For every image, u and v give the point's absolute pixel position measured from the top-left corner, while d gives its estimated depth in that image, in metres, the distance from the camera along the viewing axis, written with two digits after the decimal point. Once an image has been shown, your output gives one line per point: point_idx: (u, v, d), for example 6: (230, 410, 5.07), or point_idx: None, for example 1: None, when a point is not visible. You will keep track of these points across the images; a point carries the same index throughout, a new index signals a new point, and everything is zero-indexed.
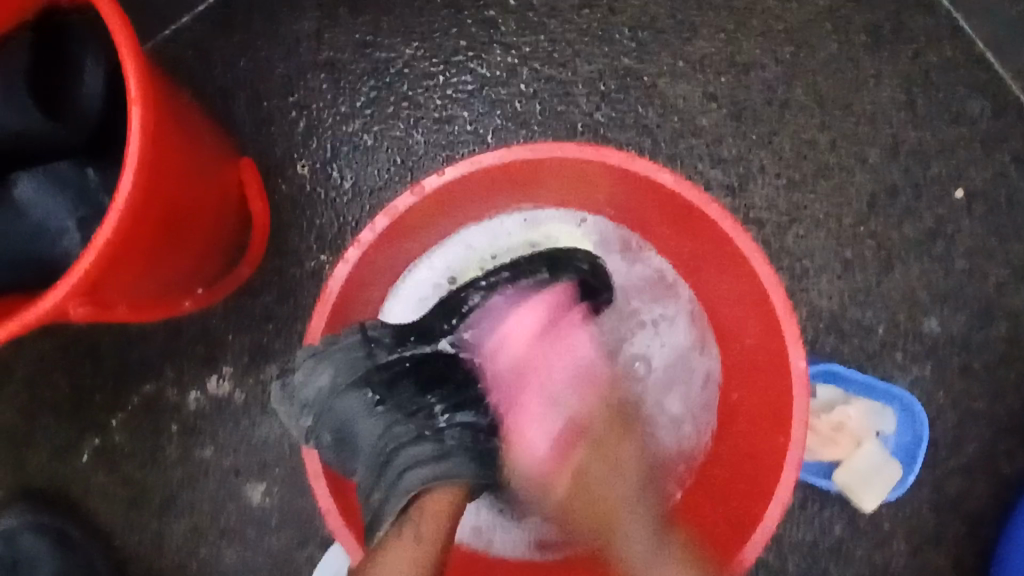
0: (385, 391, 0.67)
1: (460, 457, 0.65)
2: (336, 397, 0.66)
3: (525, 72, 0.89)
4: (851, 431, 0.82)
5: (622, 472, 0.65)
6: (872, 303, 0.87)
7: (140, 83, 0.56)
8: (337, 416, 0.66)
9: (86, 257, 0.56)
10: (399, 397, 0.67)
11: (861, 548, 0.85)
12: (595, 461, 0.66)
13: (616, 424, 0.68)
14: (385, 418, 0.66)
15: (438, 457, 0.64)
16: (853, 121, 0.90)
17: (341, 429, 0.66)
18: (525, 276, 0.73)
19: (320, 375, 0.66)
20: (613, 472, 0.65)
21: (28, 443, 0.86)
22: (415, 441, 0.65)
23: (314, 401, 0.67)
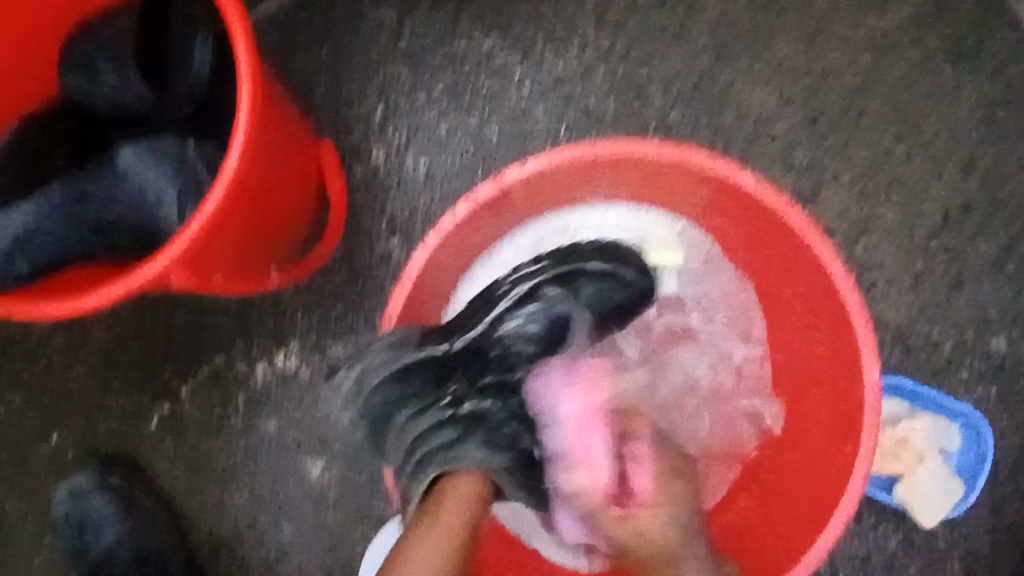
0: (415, 386, 0.71)
1: (476, 440, 0.69)
2: (376, 390, 0.72)
3: (600, 70, 0.89)
4: (914, 447, 0.82)
5: (679, 514, 0.70)
6: (940, 318, 0.86)
7: (250, 65, 0.58)
8: (381, 405, 0.72)
9: (192, 228, 0.58)
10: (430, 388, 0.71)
11: (915, 566, 0.84)
12: (664, 491, 0.71)
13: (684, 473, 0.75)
14: (412, 403, 0.71)
15: (464, 439, 0.69)
16: (930, 133, 0.89)
17: (376, 419, 0.72)
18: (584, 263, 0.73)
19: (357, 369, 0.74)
20: (668, 514, 0.70)
21: (102, 405, 0.89)
22: (442, 423, 0.70)
23: (351, 394, 0.74)
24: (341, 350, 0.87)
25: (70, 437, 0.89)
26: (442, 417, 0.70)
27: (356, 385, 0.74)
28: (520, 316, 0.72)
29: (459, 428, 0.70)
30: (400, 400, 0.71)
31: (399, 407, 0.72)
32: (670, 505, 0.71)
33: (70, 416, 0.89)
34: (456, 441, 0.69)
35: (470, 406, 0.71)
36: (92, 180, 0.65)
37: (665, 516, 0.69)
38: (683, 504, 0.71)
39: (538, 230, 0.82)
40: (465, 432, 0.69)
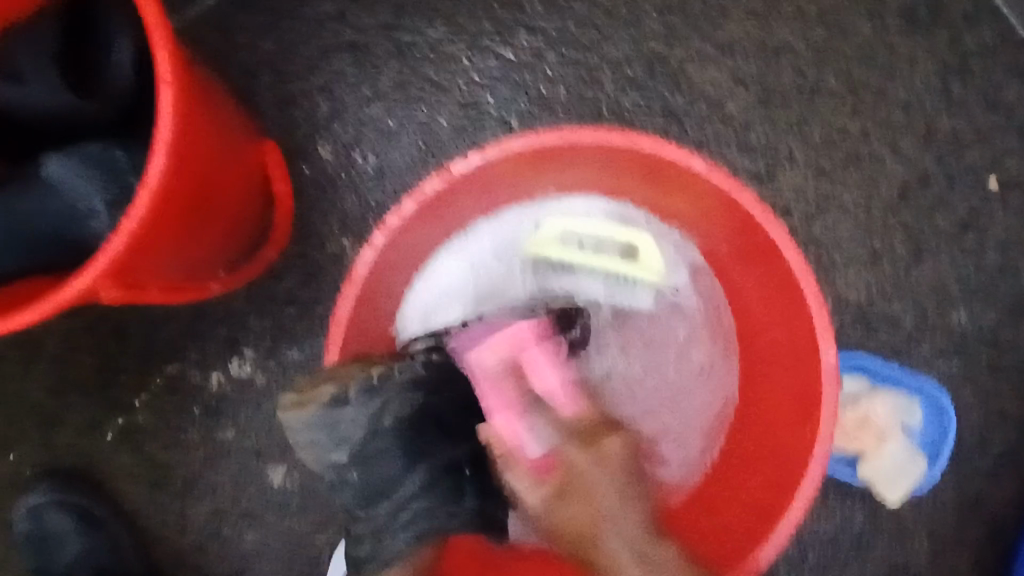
0: (434, 447, 0.66)
1: (469, 514, 0.67)
2: (384, 433, 0.63)
3: (551, 56, 0.88)
4: (875, 427, 0.81)
5: (611, 463, 0.65)
6: (900, 295, 0.86)
7: (170, 66, 0.56)
8: (381, 452, 0.63)
9: (116, 241, 0.56)
10: (439, 451, 0.66)
11: (881, 542, 0.84)
12: (589, 467, 0.65)
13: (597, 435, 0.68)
14: (429, 466, 0.65)
15: (451, 508, 0.65)
16: (885, 109, 0.88)
17: (371, 471, 0.63)
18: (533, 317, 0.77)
19: (370, 408, 0.62)
20: (601, 460, 0.66)
21: (53, 422, 0.87)
22: (441, 488, 0.65)
23: (356, 435, 0.62)
24: (298, 354, 0.85)
25: (23, 455, 0.87)
26: (448, 484, 0.66)
27: (367, 425, 0.62)
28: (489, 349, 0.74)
29: (456, 493, 0.66)
30: (406, 467, 0.64)
31: (404, 470, 0.64)
32: (601, 454, 0.66)
33: (22, 433, 0.87)
34: (449, 509, 0.65)
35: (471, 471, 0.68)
36: (19, 195, 0.62)
37: (606, 478, 0.64)
38: (612, 468, 0.65)
39: (516, 225, 0.81)
40: (456, 500, 0.66)
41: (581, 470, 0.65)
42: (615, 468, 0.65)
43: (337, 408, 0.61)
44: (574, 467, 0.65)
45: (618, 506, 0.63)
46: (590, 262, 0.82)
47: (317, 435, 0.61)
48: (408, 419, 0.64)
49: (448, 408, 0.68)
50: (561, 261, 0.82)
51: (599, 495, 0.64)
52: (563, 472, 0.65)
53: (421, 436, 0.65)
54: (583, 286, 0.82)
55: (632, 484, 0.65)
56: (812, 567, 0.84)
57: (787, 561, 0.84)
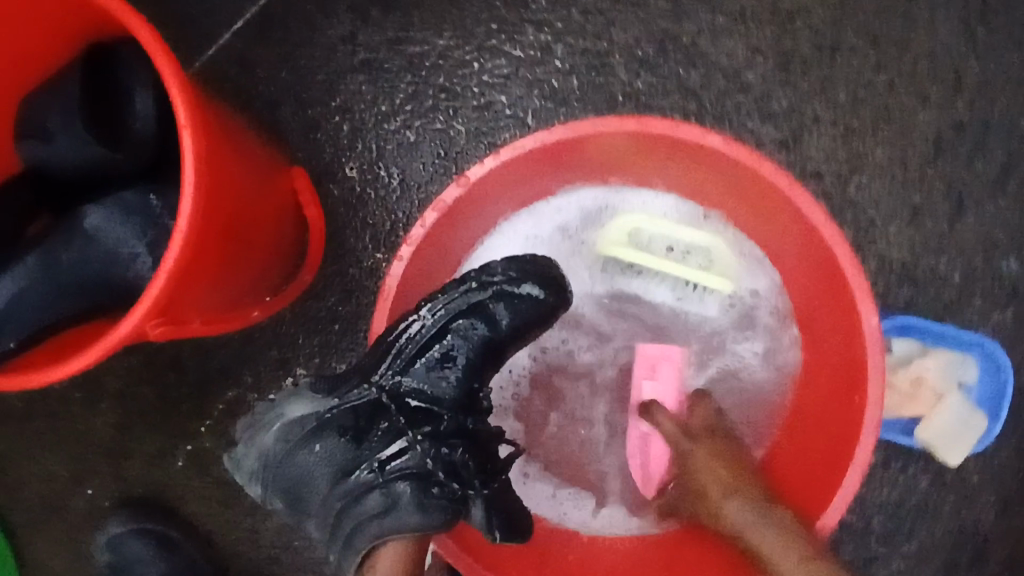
0: (335, 451, 0.65)
1: (405, 508, 0.63)
2: (286, 455, 0.67)
3: (559, 48, 0.88)
4: (930, 386, 0.78)
5: (707, 459, 0.71)
6: (945, 249, 0.83)
7: (188, 110, 0.58)
8: (293, 472, 0.67)
9: (157, 281, 0.59)
10: (343, 456, 0.65)
11: (949, 503, 0.82)
12: (695, 441, 0.72)
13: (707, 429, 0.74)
14: (332, 472, 0.65)
15: (387, 506, 0.63)
16: (911, 59, 0.85)
17: (290, 492, 0.68)
18: (489, 275, 0.70)
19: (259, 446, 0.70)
20: (704, 458, 0.71)
21: (127, 454, 0.92)
22: (363, 491, 0.64)
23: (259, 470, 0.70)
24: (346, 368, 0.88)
25: (103, 487, 0.92)
26: (366, 481, 0.64)
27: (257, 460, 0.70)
28: (439, 348, 0.68)
29: (382, 492, 0.63)
30: (322, 475, 0.65)
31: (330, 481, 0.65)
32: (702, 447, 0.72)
33: (99, 467, 0.92)
34: (379, 512, 0.63)
35: (395, 466, 0.64)
36: (62, 247, 0.66)
37: (709, 470, 0.70)
38: (710, 453, 0.71)
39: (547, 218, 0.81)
40: (381, 500, 0.63)
41: (688, 461, 0.72)
42: (713, 459, 0.71)
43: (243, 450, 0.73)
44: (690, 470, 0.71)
45: (726, 488, 0.68)
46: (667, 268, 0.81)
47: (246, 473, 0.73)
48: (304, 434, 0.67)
49: (349, 415, 0.66)
50: (631, 263, 0.82)
51: (710, 487, 0.69)
52: (691, 485, 0.71)
53: (313, 443, 0.66)
54: (653, 291, 0.81)
55: (730, 456, 0.71)
56: (880, 536, 0.83)
57: (852, 531, 0.83)
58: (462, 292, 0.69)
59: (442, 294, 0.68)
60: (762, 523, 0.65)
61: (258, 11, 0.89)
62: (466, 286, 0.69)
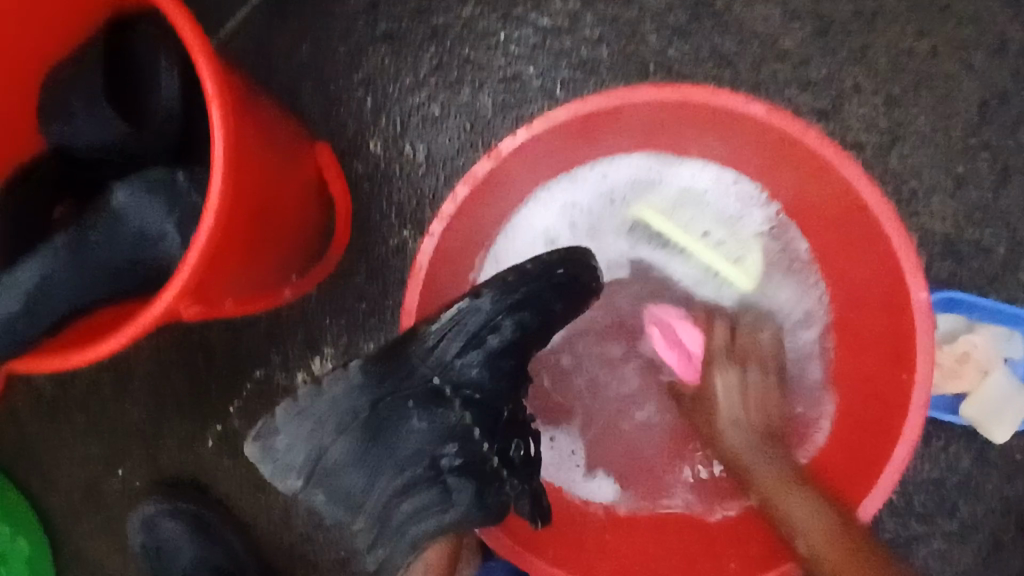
0: (394, 446, 0.64)
1: (466, 504, 0.64)
2: (334, 445, 0.63)
3: (588, 17, 0.85)
4: (975, 361, 0.77)
5: (733, 398, 0.69)
6: (990, 221, 0.81)
7: (216, 83, 0.57)
8: (341, 463, 0.63)
9: (189, 260, 0.58)
10: (405, 450, 0.64)
11: (992, 482, 0.81)
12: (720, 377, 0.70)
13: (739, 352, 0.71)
14: (391, 466, 0.64)
15: (444, 505, 0.64)
16: (954, 22, 0.81)
17: (340, 484, 0.63)
18: (553, 267, 0.68)
19: (308, 437, 0.63)
20: (726, 395, 0.69)
21: (158, 435, 0.92)
22: (421, 484, 0.64)
23: (305, 461, 0.63)
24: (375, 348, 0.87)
25: (135, 468, 0.93)
26: (422, 477, 0.64)
27: (305, 450, 0.63)
28: (482, 347, 0.65)
29: (440, 489, 0.64)
30: (371, 473, 0.63)
31: (379, 475, 0.64)
32: (725, 377, 0.70)
33: (131, 448, 0.92)
34: (437, 508, 0.64)
35: (455, 461, 0.65)
36: (89, 226, 0.65)
37: (731, 404, 0.69)
38: (733, 386, 0.69)
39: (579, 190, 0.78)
40: (442, 497, 0.64)
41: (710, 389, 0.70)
42: (738, 392, 0.69)
43: (276, 441, 0.63)
44: (714, 404, 0.69)
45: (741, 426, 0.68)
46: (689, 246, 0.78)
47: (273, 467, 0.64)
48: (364, 420, 0.63)
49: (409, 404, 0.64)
50: (659, 232, 0.78)
51: (719, 418, 0.69)
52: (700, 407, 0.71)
53: (372, 434, 0.63)
54: (674, 267, 0.78)
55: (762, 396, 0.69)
56: (921, 514, 0.81)
57: (893, 510, 0.81)
58: (516, 282, 0.66)
59: (491, 289, 0.65)
60: (769, 459, 0.67)
61: None
62: (525, 272, 0.67)
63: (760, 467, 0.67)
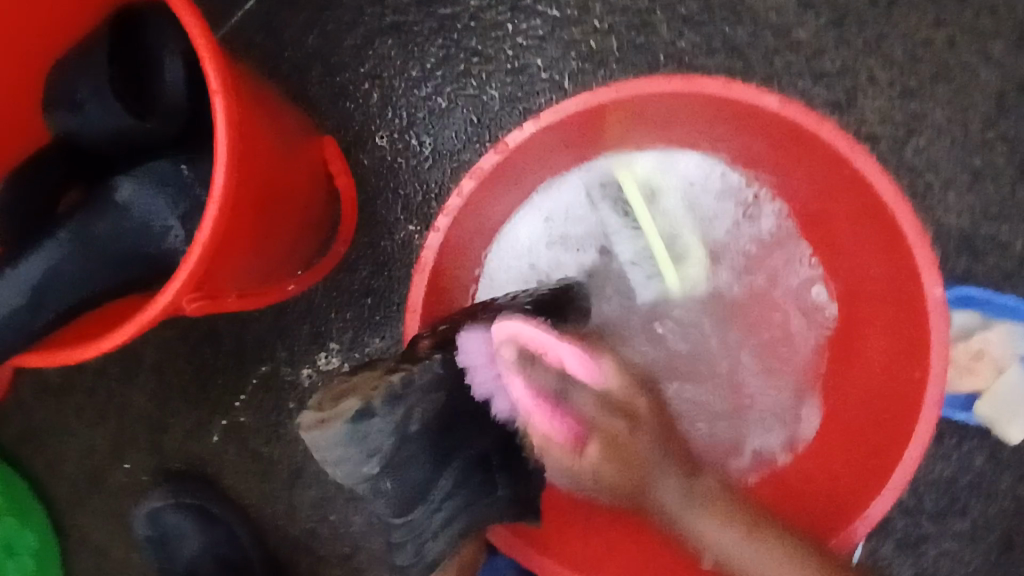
0: (461, 444, 0.63)
1: (503, 501, 0.66)
2: (412, 439, 0.59)
3: (597, 7, 0.84)
4: (991, 359, 0.75)
5: (653, 449, 0.63)
6: (1007, 216, 0.79)
7: (220, 74, 0.56)
8: (411, 458, 0.59)
9: (193, 253, 0.57)
10: (473, 441, 0.64)
11: (1005, 481, 0.79)
12: (640, 420, 0.62)
13: (620, 407, 0.62)
14: (464, 458, 0.63)
15: (487, 500, 0.65)
16: (973, 13, 0.80)
17: (405, 476, 0.60)
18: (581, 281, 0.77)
19: (385, 427, 0.57)
20: (647, 444, 0.62)
21: (164, 427, 0.92)
22: (476, 481, 0.64)
23: (384, 450, 0.58)
24: (381, 342, 0.87)
25: (141, 461, 0.93)
26: (466, 469, 0.63)
27: (387, 437, 0.57)
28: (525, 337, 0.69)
29: (487, 484, 0.65)
30: (435, 470, 0.61)
31: (432, 479, 0.61)
32: (644, 434, 0.62)
33: (137, 440, 0.92)
34: (482, 502, 0.65)
35: (501, 460, 0.66)
36: (93, 219, 0.64)
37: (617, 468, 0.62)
38: (649, 442, 0.62)
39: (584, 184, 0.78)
40: (488, 492, 0.65)
41: (628, 444, 0.62)
42: (660, 446, 0.63)
43: (365, 423, 0.56)
44: (640, 467, 0.63)
45: (671, 474, 0.63)
46: (645, 230, 0.77)
47: (352, 450, 0.56)
48: (453, 408, 0.63)
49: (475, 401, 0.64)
50: (625, 203, 0.78)
51: (641, 466, 0.63)
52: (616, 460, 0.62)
53: (453, 425, 0.62)
54: (622, 241, 0.78)
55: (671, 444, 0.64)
56: (932, 514, 0.80)
57: (904, 508, 0.80)
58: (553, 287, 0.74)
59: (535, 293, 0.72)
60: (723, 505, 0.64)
61: None
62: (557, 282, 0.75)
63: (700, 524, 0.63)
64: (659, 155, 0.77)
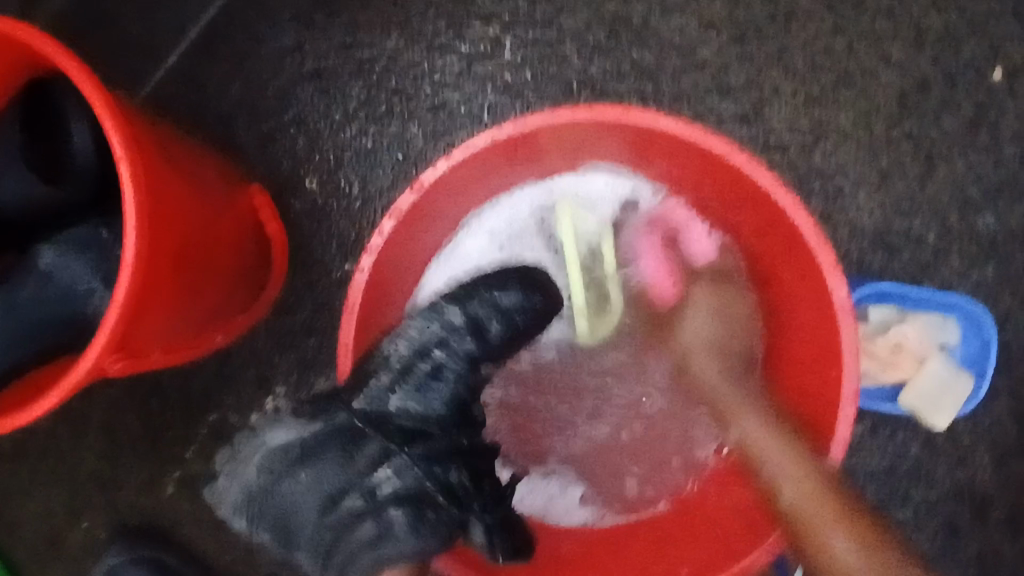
0: (343, 478, 0.65)
1: (404, 533, 0.63)
2: (296, 481, 0.65)
3: (509, 40, 0.86)
4: (911, 350, 0.77)
5: (701, 327, 0.73)
6: (918, 210, 0.82)
7: (124, 140, 0.58)
8: (285, 502, 0.65)
9: (111, 316, 0.59)
10: (353, 476, 0.65)
11: (942, 467, 0.81)
12: (696, 303, 0.74)
13: (721, 275, 0.75)
14: (342, 494, 0.65)
15: (391, 536, 0.63)
16: (867, 19, 0.83)
17: (284, 517, 0.65)
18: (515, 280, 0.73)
19: (247, 472, 0.67)
20: (693, 327, 0.74)
21: (117, 484, 0.92)
22: (365, 517, 0.64)
23: (255, 495, 0.66)
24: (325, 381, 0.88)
25: (98, 519, 0.93)
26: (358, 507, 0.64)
27: (253, 481, 0.66)
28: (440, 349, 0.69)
29: (378, 519, 0.64)
30: (323, 506, 0.65)
31: (358, 519, 0.64)
32: (698, 313, 0.74)
33: (92, 500, 0.93)
34: (392, 538, 0.63)
35: (393, 490, 0.65)
36: (19, 287, 0.66)
37: (716, 359, 0.72)
38: (707, 316, 0.74)
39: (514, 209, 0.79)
40: (407, 523, 0.64)
41: (685, 320, 0.74)
42: (733, 338, 0.73)
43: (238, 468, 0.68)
44: (691, 359, 0.73)
45: (717, 352, 0.73)
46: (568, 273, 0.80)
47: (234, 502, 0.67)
48: (313, 447, 0.65)
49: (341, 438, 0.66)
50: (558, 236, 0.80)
51: (697, 334, 0.73)
52: (681, 357, 0.75)
53: (320, 464, 0.65)
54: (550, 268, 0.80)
55: (724, 347, 0.73)
56: (875, 505, 0.81)
57: None
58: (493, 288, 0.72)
59: (466, 299, 0.70)
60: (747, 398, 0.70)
61: (204, 32, 0.88)
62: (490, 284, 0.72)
63: (751, 423, 0.68)
64: (573, 178, 0.79)
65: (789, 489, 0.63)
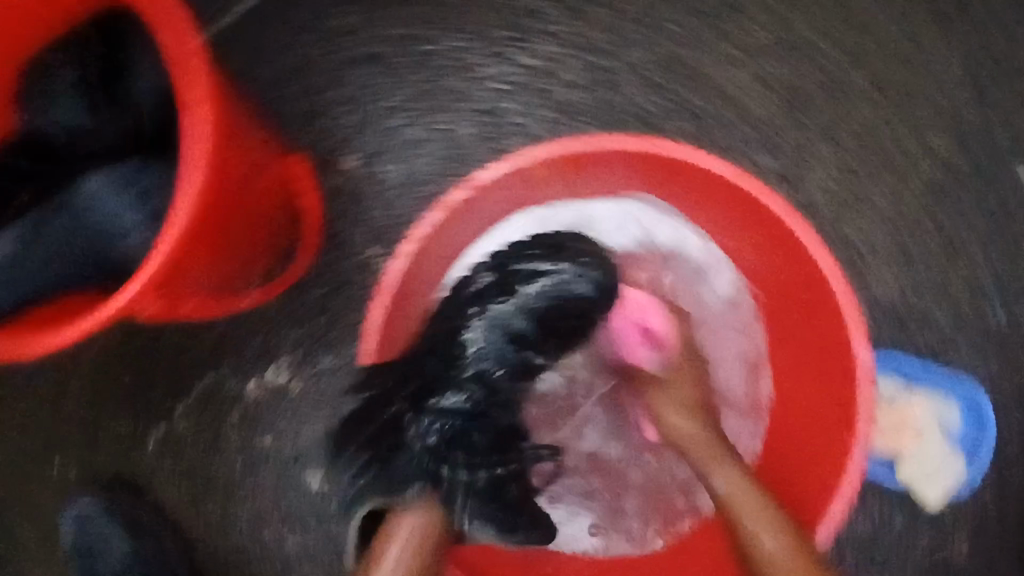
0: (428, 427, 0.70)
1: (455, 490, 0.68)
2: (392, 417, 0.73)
3: (572, 62, 0.88)
4: (914, 427, 0.79)
5: (678, 389, 0.72)
6: (935, 293, 0.85)
7: (214, 85, 0.59)
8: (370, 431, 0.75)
9: (158, 254, 0.58)
10: (438, 426, 0.70)
11: (923, 544, 0.83)
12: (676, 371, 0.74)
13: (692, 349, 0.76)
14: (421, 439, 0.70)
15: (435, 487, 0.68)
16: (913, 105, 0.86)
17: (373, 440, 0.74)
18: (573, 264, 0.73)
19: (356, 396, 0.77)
20: (676, 389, 0.73)
21: (97, 431, 0.90)
22: (424, 467, 0.69)
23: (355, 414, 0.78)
24: (332, 361, 0.88)
25: (72, 460, 0.90)
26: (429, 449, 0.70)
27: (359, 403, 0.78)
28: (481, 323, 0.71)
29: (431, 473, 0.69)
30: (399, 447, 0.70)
31: (425, 469, 0.69)
32: (681, 377, 0.73)
33: (68, 443, 0.90)
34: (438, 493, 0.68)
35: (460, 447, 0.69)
36: (57, 213, 0.64)
37: (686, 414, 0.71)
38: (687, 382, 0.73)
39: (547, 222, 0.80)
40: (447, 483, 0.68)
41: (667, 381, 0.73)
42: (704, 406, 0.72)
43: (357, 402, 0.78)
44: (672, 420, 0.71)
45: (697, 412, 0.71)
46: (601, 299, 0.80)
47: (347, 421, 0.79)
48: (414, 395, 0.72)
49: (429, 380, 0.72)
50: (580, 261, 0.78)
51: (681, 396, 0.72)
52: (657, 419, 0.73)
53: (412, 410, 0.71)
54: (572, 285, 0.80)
55: (703, 409, 0.72)
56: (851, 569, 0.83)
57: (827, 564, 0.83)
58: (546, 266, 0.73)
59: (525, 275, 0.72)
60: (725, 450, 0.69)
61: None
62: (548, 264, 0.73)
63: (727, 479, 0.66)
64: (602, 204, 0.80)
65: (772, 540, 0.63)
